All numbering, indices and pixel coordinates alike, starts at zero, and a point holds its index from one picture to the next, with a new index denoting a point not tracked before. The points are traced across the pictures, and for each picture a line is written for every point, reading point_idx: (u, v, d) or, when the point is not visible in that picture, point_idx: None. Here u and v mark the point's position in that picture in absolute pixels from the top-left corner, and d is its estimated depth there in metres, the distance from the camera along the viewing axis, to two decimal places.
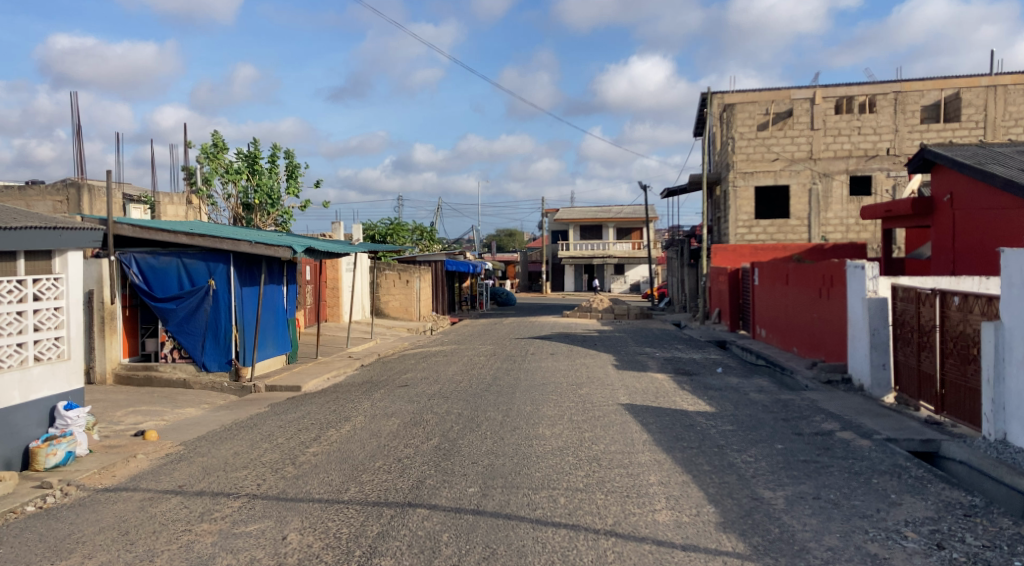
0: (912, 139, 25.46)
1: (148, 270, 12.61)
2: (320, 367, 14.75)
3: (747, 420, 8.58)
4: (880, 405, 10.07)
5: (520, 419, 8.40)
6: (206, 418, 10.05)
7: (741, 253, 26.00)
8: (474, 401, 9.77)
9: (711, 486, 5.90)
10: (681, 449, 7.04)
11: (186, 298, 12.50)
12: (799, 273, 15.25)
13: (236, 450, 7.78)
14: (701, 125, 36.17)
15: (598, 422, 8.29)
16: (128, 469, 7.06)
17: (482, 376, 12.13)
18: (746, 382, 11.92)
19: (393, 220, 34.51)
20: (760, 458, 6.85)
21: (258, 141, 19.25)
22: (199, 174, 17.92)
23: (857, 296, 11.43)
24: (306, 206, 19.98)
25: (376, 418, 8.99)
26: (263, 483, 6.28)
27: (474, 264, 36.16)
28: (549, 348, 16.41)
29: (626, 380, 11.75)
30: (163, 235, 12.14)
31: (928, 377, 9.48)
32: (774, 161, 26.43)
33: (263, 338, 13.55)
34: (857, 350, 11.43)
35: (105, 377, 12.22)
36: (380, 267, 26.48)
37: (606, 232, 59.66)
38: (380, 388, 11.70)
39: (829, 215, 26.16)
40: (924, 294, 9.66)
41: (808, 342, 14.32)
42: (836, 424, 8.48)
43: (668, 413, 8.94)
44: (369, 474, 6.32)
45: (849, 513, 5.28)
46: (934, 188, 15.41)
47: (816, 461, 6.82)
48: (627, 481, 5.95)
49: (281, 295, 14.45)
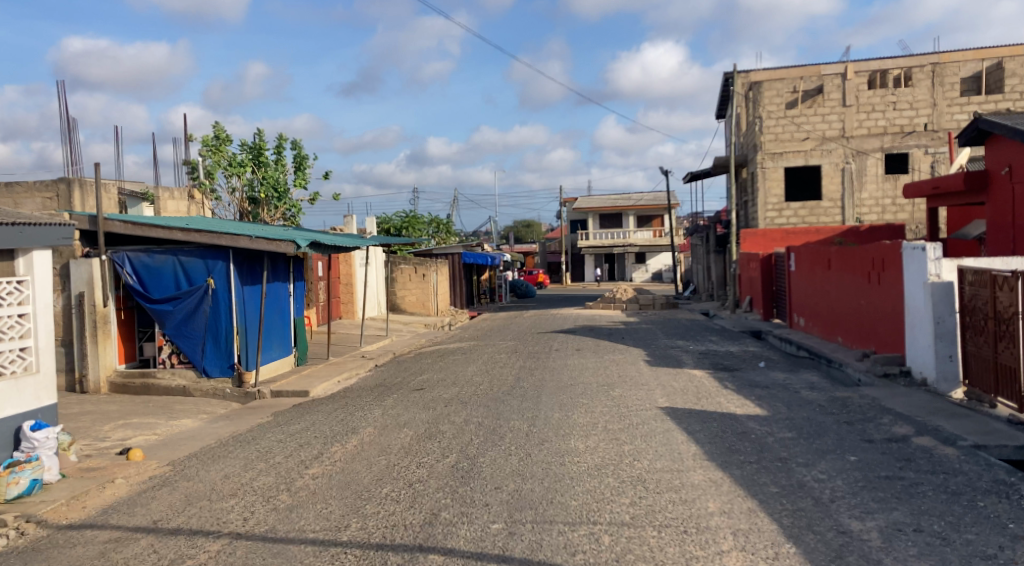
0: (951, 113, 24.09)
1: (142, 269, 11.78)
2: (331, 369, 13.84)
3: (806, 425, 7.58)
4: (949, 402, 8.97)
5: (549, 430, 7.42)
6: (201, 432, 9.15)
7: (772, 237, 24.74)
8: (495, 407, 8.81)
9: (784, 516, 4.88)
10: (739, 465, 6.10)
11: (183, 298, 11.66)
12: (844, 257, 14.08)
13: (227, 473, 6.89)
14: (724, 106, 34.91)
15: (636, 432, 7.31)
16: (102, 498, 6.21)
17: (503, 377, 11.19)
18: (793, 378, 10.86)
19: (408, 213, 33.67)
20: (833, 476, 5.79)
21: (262, 132, 18.43)
22: (201, 168, 17.14)
23: (917, 281, 10.27)
24: (316, 199, 19.12)
25: (387, 430, 8.10)
26: (250, 518, 5.41)
27: (493, 256, 35.25)
28: (574, 344, 15.44)
29: (662, 378, 10.75)
30: (157, 231, 11.32)
31: (1007, 371, 8.33)
32: (804, 140, 25.17)
33: (269, 340, 12.68)
34: (919, 341, 10.28)
35: (99, 385, 11.46)
36: (395, 261, 25.41)
37: (627, 220, 58.48)
38: (393, 393, 10.78)
39: (864, 196, 24.82)
40: (1001, 277, 8.52)
41: (857, 332, 13.20)
42: (909, 427, 7.42)
43: (715, 418, 7.94)
44: (374, 505, 5.43)
45: (967, 554, 4.19)
46: (989, 161, 14.13)
47: (901, 477, 5.76)
48: (681, 512, 4.95)
49: (287, 294, 13.58)
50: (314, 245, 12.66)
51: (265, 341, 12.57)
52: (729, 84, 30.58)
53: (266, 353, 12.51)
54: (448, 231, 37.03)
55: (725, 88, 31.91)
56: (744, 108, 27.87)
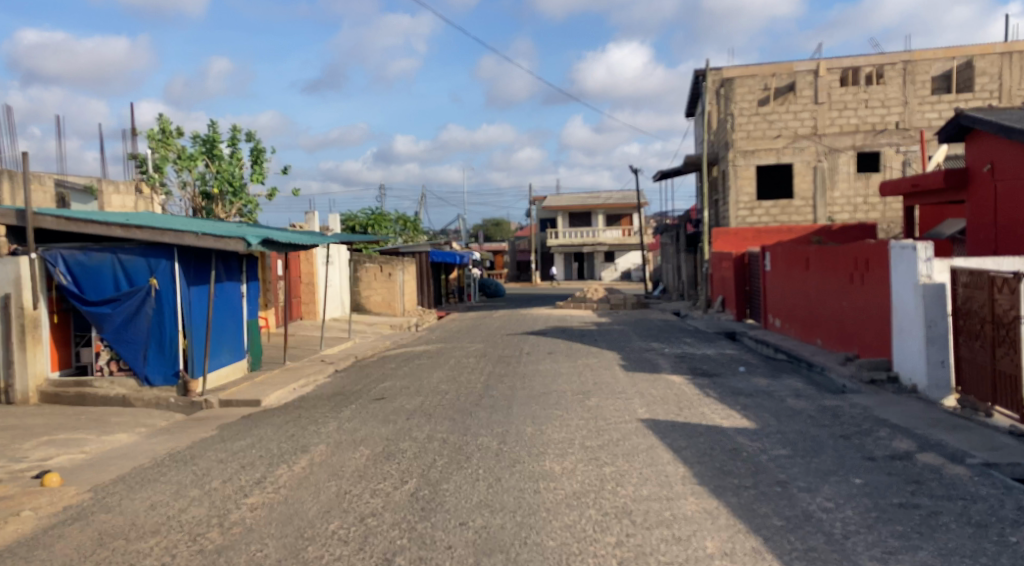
0: (922, 111, 23.94)
1: (77, 269, 10.72)
2: (288, 375, 12.95)
3: (800, 441, 6.97)
4: (943, 411, 8.45)
5: (521, 449, 6.70)
6: (135, 449, 8.23)
7: (745, 237, 24.33)
8: (461, 421, 8.07)
9: (795, 556, 4.22)
10: (735, 491, 5.45)
11: (124, 300, 10.65)
12: (824, 257, 13.64)
13: (154, 503, 6.02)
14: (694, 103, 34.56)
15: (617, 450, 6.61)
16: (2, 538, 5.32)
17: (470, 385, 10.45)
18: (777, 384, 10.29)
19: (373, 210, 32.75)
20: (842, 505, 5.16)
21: (214, 123, 17.34)
22: (149, 161, 16.02)
23: (906, 284, 9.78)
24: (273, 194, 18.09)
25: (341, 448, 7.32)
26: (172, 563, 4.59)
27: (460, 254, 34.43)
28: (545, 347, 14.74)
29: (640, 385, 10.08)
30: (92, 226, 10.33)
31: (1006, 379, 7.80)
32: (776, 138, 24.83)
33: (219, 343, 11.72)
34: (907, 345, 9.81)
35: (27, 396, 10.36)
36: (360, 258, 24.48)
37: (595, 219, 58.10)
38: (350, 403, 9.96)
39: (836, 194, 24.58)
40: (1000, 278, 7.99)
41: (838, 334, 12.76)
42: (909, 443, 6.85)
43: (701, 433, 7.29)
44: (319, 547, 4.65)
45: None
46: (970, 158, 13.76)
47: (916, 505, 5.15)
48: (678, 554, 4.27)
49: (239, 295, 12.63)
50: (268, 243, 11.75)
51: (215, 345, 11.63)
52: (699, 81, 30.21)
53: (215, 358, 11.56)
54: (415, 228, 36.14)
55: (696, 85, 31.52)
56: (714, 106, 27.49)
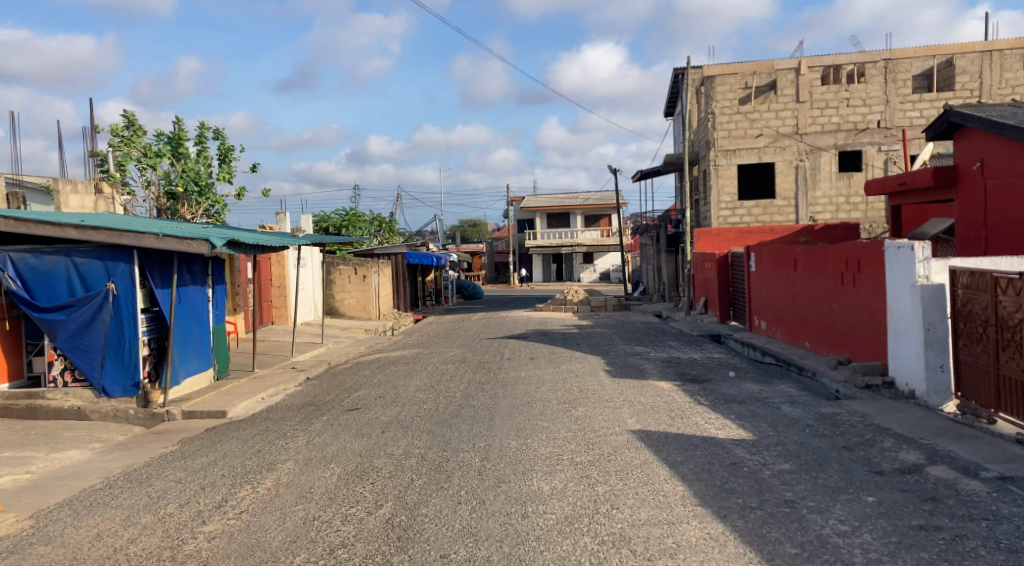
0: (903, 110, 23.83)
1: (28, 274, 10.02)
2: (258, 384, 12.32)
3: (803, 454, 6.54)
4: (944, 418, 8.09)
5: (506, 466, 6.20)
6: (86, 468, 7.57)
7: (726, 237, 24.15)
8: (439, 435, 7.54)
9: None
10: (740, 514, 4.98)
11: (78, 306, 9.97)
12: (812, 257, 13.33)
13: (100, 531, 5.42)
14: (673, 103, 34.35)
15: (609, 466, 6.14)
16: None
17: (449, 394, 9.94)
18: (769, 390, 9.90)
19: (348, 211, 32.07)
20: (858, 527, 4.72)
21: (181, 120, 16.66)
22: (110, 160, 15.32)
23: (903, 286, 9.43)
24: (242, 194, 17.42)
25: (310, 466, 6.77)
26: None
27: (437, 256, 33.84)
28: (526, 352, 14.24)
29: (628, 392, 9.63)
30: (44, 227, 9.65)
31: (1011, 384, 7.44)
32: (758, 137, 24.62)
33: (184, 352, 11.11)
34: (904, 349, 9.48)
35: None
36: (333, 260, 23.83)
37: (574, 220, 57.78)
38: (322, 415, 9.38)
39: (818, 194, 24.41)
40: (1003, 278, 7.63)
41: (829, 337, 12.43)
42: (917, 454, 6.45)
43: (697, 445, 6.85)
44: None
45: None
46: (959, 156, 13.53)
47: (937, 527, 4.70)
48: None
49: (205, 301, 11.99)
50: (235, 245, 11.14)
51: (180, 354, 11.02)
52: (679, 80, 29.97)
53: (179, 367, 10.95)
54: (391, 230, 35.52)
55: (675, 84, 31.29)
56: (694, 104, 27.24)
